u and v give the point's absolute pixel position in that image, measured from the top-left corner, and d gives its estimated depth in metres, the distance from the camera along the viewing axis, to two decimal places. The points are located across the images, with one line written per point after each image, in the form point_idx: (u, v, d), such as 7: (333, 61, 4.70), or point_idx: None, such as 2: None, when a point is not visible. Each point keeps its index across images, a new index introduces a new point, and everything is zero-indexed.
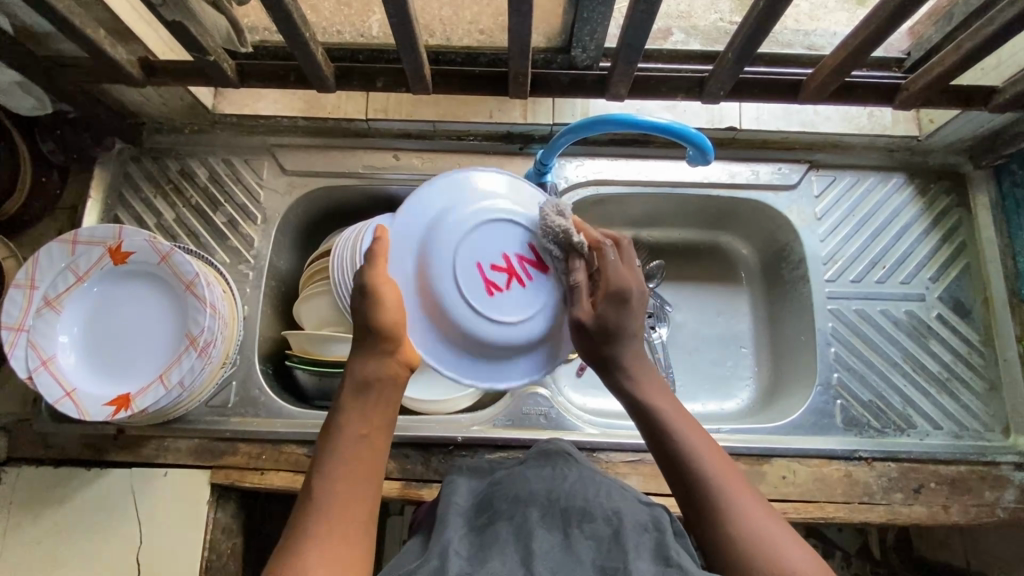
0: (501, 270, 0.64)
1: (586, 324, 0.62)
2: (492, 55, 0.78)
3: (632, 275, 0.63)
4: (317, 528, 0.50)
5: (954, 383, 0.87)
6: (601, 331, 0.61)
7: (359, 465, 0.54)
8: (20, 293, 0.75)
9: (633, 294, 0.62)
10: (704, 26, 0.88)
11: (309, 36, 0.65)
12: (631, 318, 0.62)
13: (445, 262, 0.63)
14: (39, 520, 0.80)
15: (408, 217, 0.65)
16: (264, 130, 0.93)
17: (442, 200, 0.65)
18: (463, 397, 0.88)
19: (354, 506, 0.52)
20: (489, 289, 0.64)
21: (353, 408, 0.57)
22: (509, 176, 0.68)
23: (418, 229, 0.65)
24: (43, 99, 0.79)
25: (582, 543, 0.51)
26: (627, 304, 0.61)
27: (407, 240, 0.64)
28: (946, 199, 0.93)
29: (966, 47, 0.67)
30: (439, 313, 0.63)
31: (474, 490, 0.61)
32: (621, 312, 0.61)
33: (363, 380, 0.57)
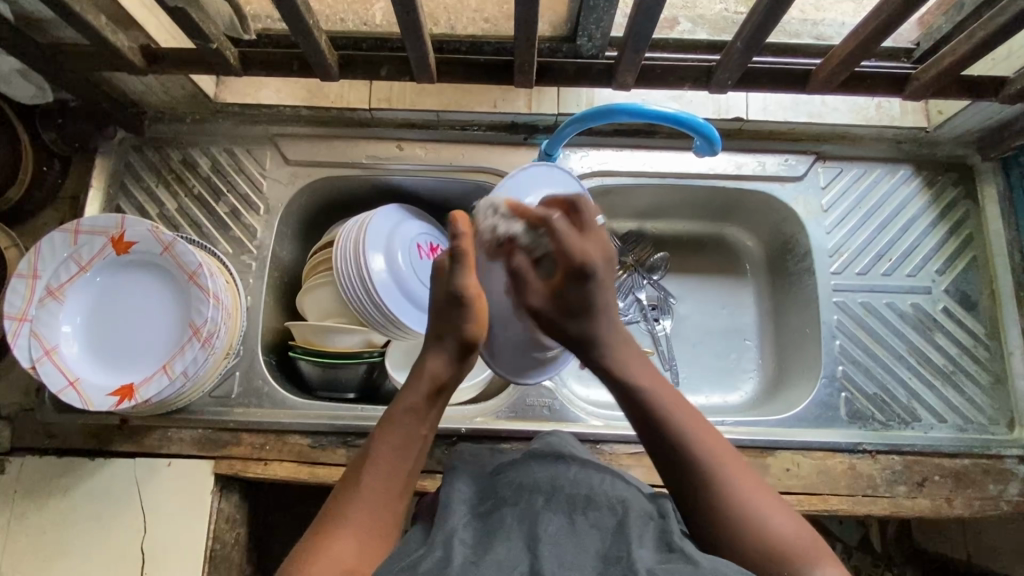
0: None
1: (547, 309, 0.65)
2: (497, 44, 0.77)
3: (592, 245, 0.64)
4: (356, 513, 0.54)
5: (960, 375, 0.87)
6: (565, 315, 0.64)
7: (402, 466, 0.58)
8: (22, 283, 0.74)
9: (598, 265, 0.63)
10: (711, 15, 0.87)
11: (312, 24, 0.65)
12: (598, 292, 0.64)
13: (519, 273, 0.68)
14: (44, 509, 0.80)
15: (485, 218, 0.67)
16: (267, 120, 0.92)
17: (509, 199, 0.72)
18: (468, 388, 0.90)
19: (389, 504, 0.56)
20: None
21: (417, 408, 0.60)
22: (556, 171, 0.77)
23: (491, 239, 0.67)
24: (44, 87, 0.80)
25: (587, 530, 0.51)
26: (585, 281, 0.63)
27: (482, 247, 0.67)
28: (953, 191, 0.92)
29: (979, 36, 0.67)
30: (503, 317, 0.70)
31: (477, 476, 0.60)
32: (584, 289, 0.63)
33: (432, 385, 0.61)
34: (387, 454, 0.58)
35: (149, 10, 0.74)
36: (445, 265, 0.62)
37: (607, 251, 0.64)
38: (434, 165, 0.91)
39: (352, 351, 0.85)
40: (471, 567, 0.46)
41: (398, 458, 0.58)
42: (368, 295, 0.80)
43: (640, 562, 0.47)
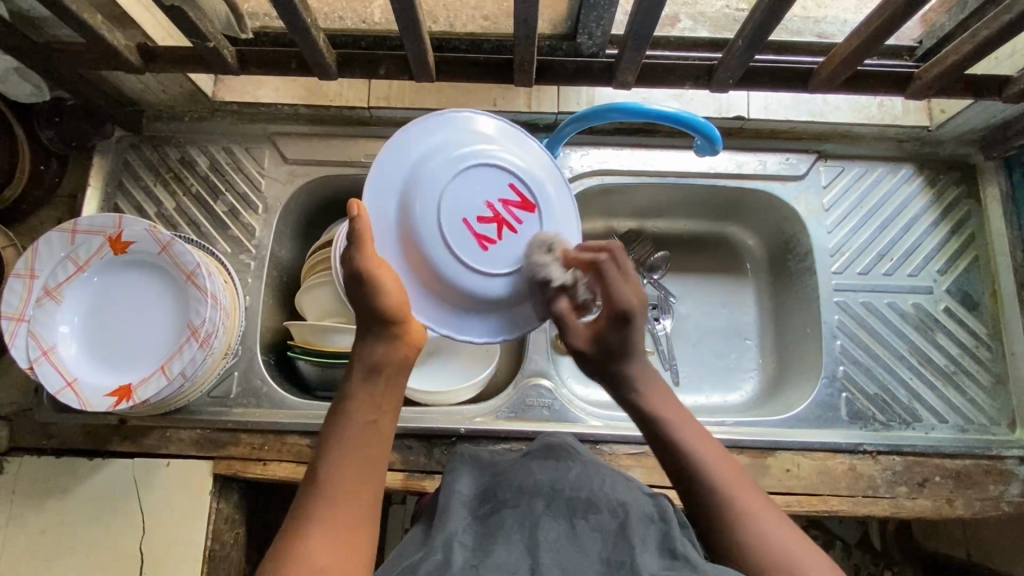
0: (489, 223, 0.61)
1: (588, 353, 0.64)
2: (497, 42, 0.76)
3: (633, 291, 0.62)
4: (321, 512, 0.50)
5: (961, 376, 0.87)
6: (607, 357, 0.64)
7: (363, 452, 0.54)
8: (19, 283, 0.74)
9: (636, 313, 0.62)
10: (712, 12, 0.86)
11: (310, 22, 0.64)
12: (635, 332, 0.63)
13: (433, 223, 0.59)
14: (42, 509, 0.80)
15: (387, 167, 0.60)
16: (265, 118, 0.92)
17: (429, 146, 0.61)
18: (465, 388, 0.87)
19: (358, 493, 0.52)
20: (482, 243, 0.61)
21: (359, 392, 0.57)
22: (499, 121, 0.65)
23: (400, 186, 0.60)
24: (41, 86, 0.80)
25: (588, 534, 0.50)
26: (628, 325, 0.62)
27: (383, 206, 0.60)
28: (955, 190, 0.91)
29: (983, 35, 0.66)
30: (432, 277, 0.60)
31: (477, 479, 0.60)
32: (623, 332, 0.62)
33: (368, 366, 0.57)
34: (340, 446, 0.54)
35: (145, 8, 0.73)
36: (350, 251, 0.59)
37: (641, 294, 0.62)
38: None
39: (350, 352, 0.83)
40: (471, 570, 0.46)
41: (356, 447, 0.54)
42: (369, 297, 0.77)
43: (644, 568, 0.46)
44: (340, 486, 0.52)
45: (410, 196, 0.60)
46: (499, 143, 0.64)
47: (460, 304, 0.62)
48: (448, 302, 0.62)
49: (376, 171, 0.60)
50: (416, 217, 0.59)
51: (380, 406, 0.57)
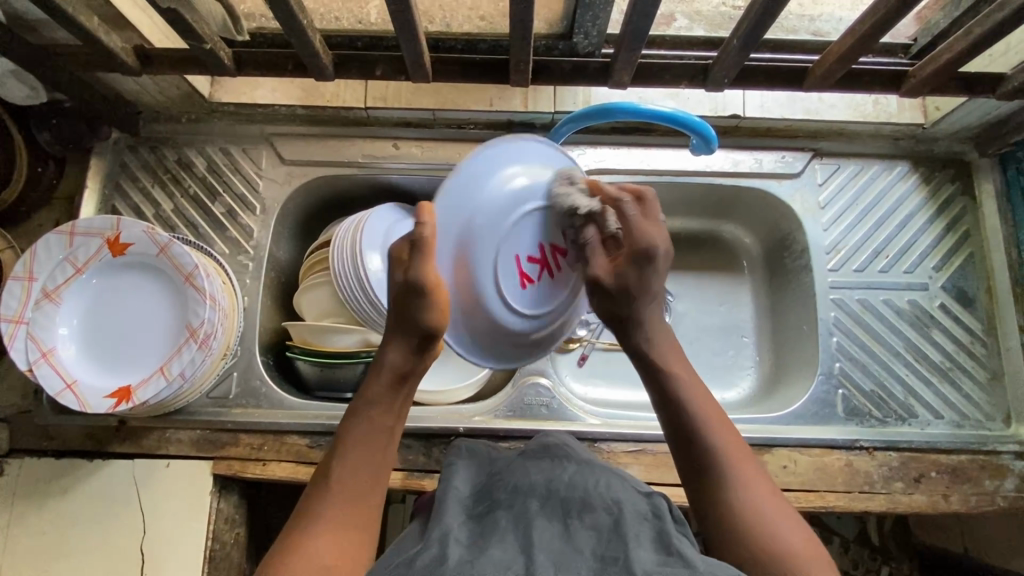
0: (539, 262, 0.59)
1: (607, 283, 0.59)
2: (493, 42, 0.76)
3: (655, 230, 0.60)
4: (330, 511, 0.52)
5: (956, 372, 0.87)
6: (621, 294, 0.60)
7: (371, 455, 0.56)
8: (18, 285, 0.74)
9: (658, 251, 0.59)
10: (708, 11, 0.86)
11: (307, 24, 0.64)
12: (654, 276, 0.60)
13: (488, 248, 0.56)
14: (43, 511, 0.80)
15: (454, 191, 0.56)
16: (262, 119, 0.92)
17: (488, 174, 0.57)
18: (464, 388, 0.89)
19: (362, 495, 0.54)
20: (525, 281, 0.59)
21: (380, 399, 0.57)
22: (540, 143, 0.61)
23: (461, 212, 0.56)
24: (38, 87, 0.79)
25: (582, 533, 0.51)
26: (652, 262, 0.59)
27: (454, 222, 0.56)
28: (950, 187, 0.92)
29: (976, 32, 0.66)
30: (473, 310, 0.57)
31: (473, 479, 0.61)
32: (644, 272, 0.59)
33: (396, 375, 0.57)
34: (348, 451, 0.55)
35: (141, 11, 0.73)
36: (404, 253, 0.56)
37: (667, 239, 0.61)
38: (430, 164, 0.91)
39: (349, 351, 0.84)
40: (466, 564, 0.46)
41: (362, 450, 0.56)
42: (365, 294, 0.79)
43: (637, 563, 0.47)
44: (344, 489, 0.54)
45: (481, 210, 0.56)
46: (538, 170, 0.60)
47: (486, 331, 0.59)
48: (472, 322, 0.58)
49: (444, 191, 0.56)
50: (477, 229, 0.56)
51: (393, 411, 0.58)
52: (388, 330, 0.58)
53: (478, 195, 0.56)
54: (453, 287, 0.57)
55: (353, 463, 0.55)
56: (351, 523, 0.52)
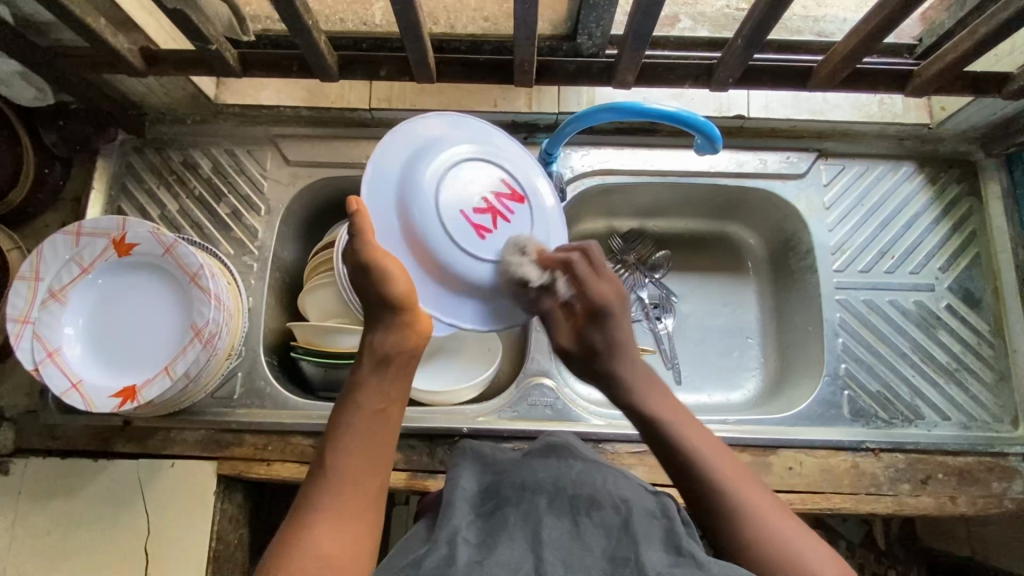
0: (486, 212, 0.61)
1: (573, 350, 0.65)
2: (497, 43, 0.77)
3: (605, 287, 0.64)
4: (329, 500, 0.52)
5: (963, 373, 0.87)
6: (591, 358, 0.64)
7: (367, 444, 0.55)
8: (25, 286, 0.75)
9: (612, 308, 0.63)
10: (712, 12, 0.86)
11: (312, 25, 0.64)
12: (616, 329, 0.64)
13: (431, 212, 0.59)
14: (48, 510, 0.80)
15: (376, 178, 0.60)
16: (268, 120, 0.92)
17: (406, 155, 0.62)
18: (468, 388, 0.88)
19: (361, 487, 0.53)
20: (480, 231, 0.60)
21: (366, 383, 0.57)
22: (449, 116, 0.65)
23: (390, 190, 0.60)
24: (45, 88, 0.80)
25: (592, 532, 0.51)
26: (607, 318, 0.63)
27: (381, 203, 0.60)
28: (956, 187, 0.91)
29: (982, 32, 0.66)
30: (436, 268, 0.60)
31: (479, 476, 0.61)
32: (602, 330, 0.64)
33: (376, 358, 0.57)
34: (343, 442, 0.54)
35: (148, 13, 0.74)
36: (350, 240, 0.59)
37: (620, 291, 0.65)
38: None
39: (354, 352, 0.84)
40: (476, 565, 0.46)
41: (355, 437, 0.55)
42: None
43: (650, 563, 0.46)
44: (342, 481, 0.53)
45: (409, 185, 0.59)
46: (458, 137, 0.63)
47: (454, 286, 0.61)
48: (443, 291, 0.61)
49: (366, 181, 0.60)
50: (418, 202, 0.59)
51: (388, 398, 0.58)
52: (367, 321, 0.60)
53: (410, 171, 0.60)
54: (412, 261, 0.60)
55: (349, 453, 0.54)
56: (351, 516, 0.51)
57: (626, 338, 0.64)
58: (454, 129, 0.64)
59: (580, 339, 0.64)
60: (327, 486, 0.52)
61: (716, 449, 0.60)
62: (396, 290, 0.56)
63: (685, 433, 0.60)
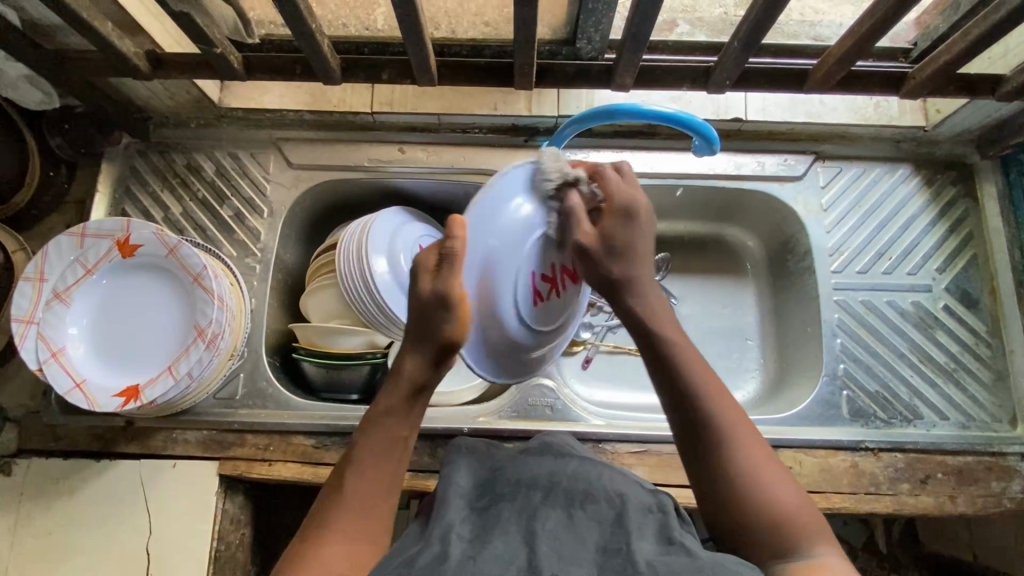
0: (549, 281, 0.63)
1: (594, 248, 0.60)
2: (498, 48, 0.78)
3: (638, 193, 0.62)
4: (343, 520, 0.53)
5: (961, 373, 0.87)
6: (607, 258, 0.60)
7: (382, 471, 0.56)
8: (30, 286, 0.75)
9: (640, 211, 0.61)
10: (710, 18, 0.88)
11: (315, 28, 0.65)
12: (639, 234, 0.61)
13: (512, 266, 0.59)
14: (50, 511, 0.80)
15: (485, 205, 0.58)
16: (271, 124, 0.93)
17: (514, 191, 0.60)
18: (469, 390, 0.92)
19: (372, 510, 0.54)
20: (537, 299, 0.62)
21: (394, 409, 0.58)
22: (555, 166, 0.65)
23: (489, 223, 0.58)
24: (51, 93, 0.81)
25: (585, 524, 0.51)
26: (634, 218, 0.61)
27: (478, 233, 0.58)
28: (953, 189, 0.92)
29: (974, 33, 0.67)
30: (492, 319, 0.60)
31: (475, 472, 0.61)
32: (628, 228, 0.60)
33: (410, 386, 0.58)
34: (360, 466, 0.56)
35: (154, 17, 0.75)
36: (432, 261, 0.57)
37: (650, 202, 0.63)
38: (435, 167, 0.92)
39: (351, 352, 0.85)
40: (469, 559, 0.47)
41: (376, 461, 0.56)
42: (370, 296, 0.81)
43: (640, 554, 0.47)
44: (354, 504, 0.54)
45: (503, 230, 0.59)
46: None
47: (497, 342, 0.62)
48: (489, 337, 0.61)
49: (476, 205, 0.58)
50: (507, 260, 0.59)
51: (404, 428, 0.58)
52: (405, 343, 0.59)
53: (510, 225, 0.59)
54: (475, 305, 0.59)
55: (364, 478, 0.55)
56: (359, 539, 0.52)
57: (646, 251, 0.62)
58: None
59: (600, 234, 0.60)
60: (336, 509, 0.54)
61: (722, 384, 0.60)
62: (454, 335, 0.56)
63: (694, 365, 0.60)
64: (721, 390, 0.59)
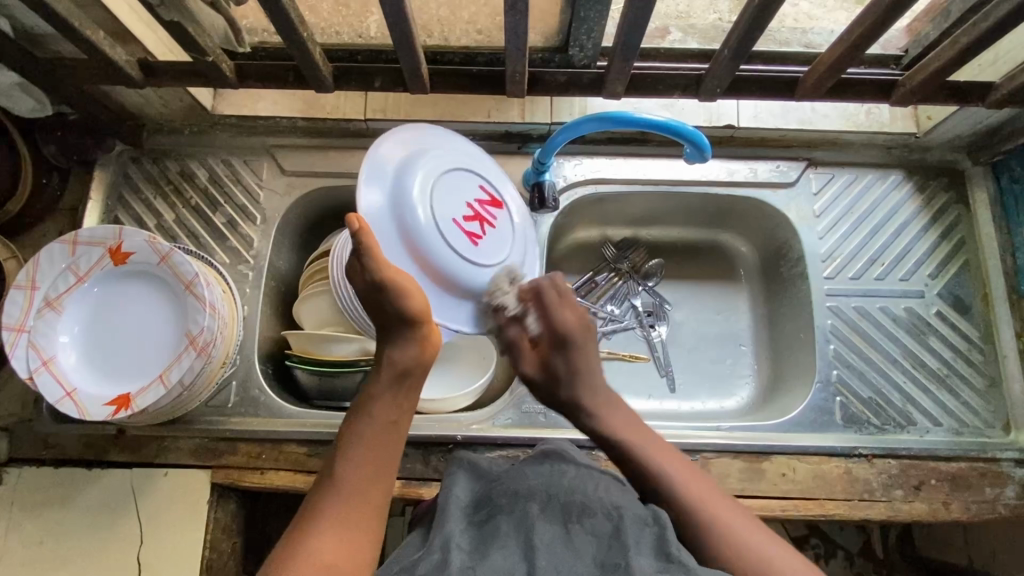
0: (471, 220, 0.66)
1: (538, 379, 0.67)
2: (490, 55, 0.78)
3: (571, 314, 0.68)
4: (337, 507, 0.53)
5: (954, 379, 0.87)
6: (555, 385, 0.67)
7: (374, 455, 0.56)
8: (21, 294, 0.75)
9: (575, 335, 0.67)
10: (703, 25, 0.88)
11: (307, 36, 0.66)
12: (578, 357, 0.67)
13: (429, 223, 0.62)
14: (41, 520, 0.80)
15: (370, 187, 0.62)
16: (264, 131, 0.93)
17: (394, 167, 0.64)
18: (463, 396, 0.88)
19: (366, 495, 0.54)
20: (472, 238, 0.65)
21: (382, 394, 0.59)
22: (419, 129, 0.68)
23: (385, 200, 0.62)
24: (43, 100, 0.81)
25: (583, 538, 0.51)
26: (570, 346, 0.67)
27: (379, 214, 0.62)
28: (945, 195, 0.93)
29: (963, 42, 0.67)
30: (439, 275, 0.64)
31: (473, 486, 0.61)
32: (565, 356, 0.67)
33: (397, 371, 0.59)
34: (351, 449, 0.56)
35: (147, 25, 0.75)
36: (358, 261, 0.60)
37: (584, 319, 0.68)
38: None
39: (348, 360, 0.84)
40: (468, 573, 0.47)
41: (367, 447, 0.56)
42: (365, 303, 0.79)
43: (639, 570, 0.47)
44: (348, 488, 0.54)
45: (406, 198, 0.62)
46: (438, 148, 0.68)
47: (455, 291, 0.65)
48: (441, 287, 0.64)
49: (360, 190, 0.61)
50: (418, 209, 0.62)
51: (394, 413, 0.59)
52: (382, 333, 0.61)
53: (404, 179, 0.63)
54: (409, 265, 0.63)
55: (356, 459, 0.56)
56: (352, 520, 0.52)
57: (592, 365, 0.67)
58: (429, 141, 0.68)
59: (544, 365, 0.67)
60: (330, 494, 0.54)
61: (680, 464, 0.61)
62: (415, 308, 0.58)
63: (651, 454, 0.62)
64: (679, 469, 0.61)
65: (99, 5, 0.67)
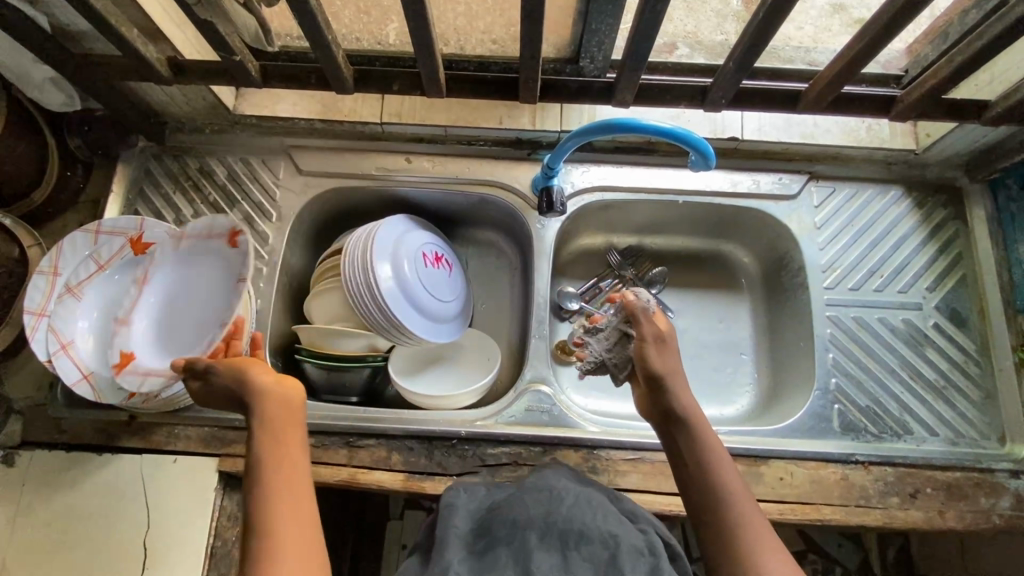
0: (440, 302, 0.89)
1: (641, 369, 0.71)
2: (504, 65, 0.80)
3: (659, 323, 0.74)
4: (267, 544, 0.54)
5: (950, 390, 0.89)
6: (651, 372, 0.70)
7: (291, 492, 0.58)
8: (43, 280, 0.77)
9: (669, 339, 0.74)
10: (709, 42, 0.92)
11: (331, 40, 0.69)
12: (672, 360, 0.72)
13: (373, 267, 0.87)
14: (50, 501, 0.81)
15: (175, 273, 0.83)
16: (283, 132, 0.97)
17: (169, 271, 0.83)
18: (466, 394, 0.89)
19: (296, 524, 0.56)
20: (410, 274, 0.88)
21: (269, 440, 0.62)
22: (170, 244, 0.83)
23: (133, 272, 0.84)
24: (74, 95, 0.84)
25: (580, 566, 0.58)
26: (665, 343, 0.73)
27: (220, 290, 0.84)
28: (943, 212, 0.95)
29: (958, 60, 0.70)
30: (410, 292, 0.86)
31: (472, 511, 0.67)
32: (662, 350, 0.72)
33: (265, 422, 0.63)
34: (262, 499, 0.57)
35: (177, 25, 0.78)
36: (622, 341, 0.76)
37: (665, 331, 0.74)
38: (441, 177, 0.95)
39: (357, 355, 0.88)
40: None
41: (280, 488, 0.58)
42: (376, 302, 0.83)
43: None
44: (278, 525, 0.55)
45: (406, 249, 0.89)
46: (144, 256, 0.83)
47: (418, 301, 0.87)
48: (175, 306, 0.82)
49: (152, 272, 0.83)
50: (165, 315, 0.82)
51: (292, 452, 0.61)
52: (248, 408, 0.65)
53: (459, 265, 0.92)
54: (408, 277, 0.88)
55: (274, 501, 0.57)
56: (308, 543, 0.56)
57: (678, 371, 0.71)
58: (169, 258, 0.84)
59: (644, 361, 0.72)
60: (277, 541, 0.55)
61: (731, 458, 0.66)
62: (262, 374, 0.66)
63: (711, 445, 0.66)
64: (722, 462, 0.65)
65: (135, 3, 0.71)
